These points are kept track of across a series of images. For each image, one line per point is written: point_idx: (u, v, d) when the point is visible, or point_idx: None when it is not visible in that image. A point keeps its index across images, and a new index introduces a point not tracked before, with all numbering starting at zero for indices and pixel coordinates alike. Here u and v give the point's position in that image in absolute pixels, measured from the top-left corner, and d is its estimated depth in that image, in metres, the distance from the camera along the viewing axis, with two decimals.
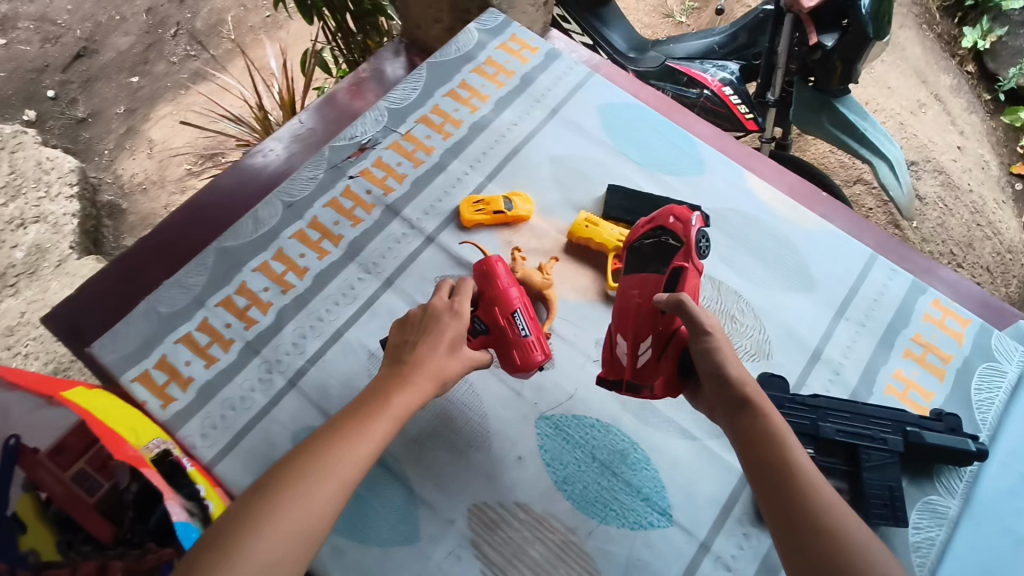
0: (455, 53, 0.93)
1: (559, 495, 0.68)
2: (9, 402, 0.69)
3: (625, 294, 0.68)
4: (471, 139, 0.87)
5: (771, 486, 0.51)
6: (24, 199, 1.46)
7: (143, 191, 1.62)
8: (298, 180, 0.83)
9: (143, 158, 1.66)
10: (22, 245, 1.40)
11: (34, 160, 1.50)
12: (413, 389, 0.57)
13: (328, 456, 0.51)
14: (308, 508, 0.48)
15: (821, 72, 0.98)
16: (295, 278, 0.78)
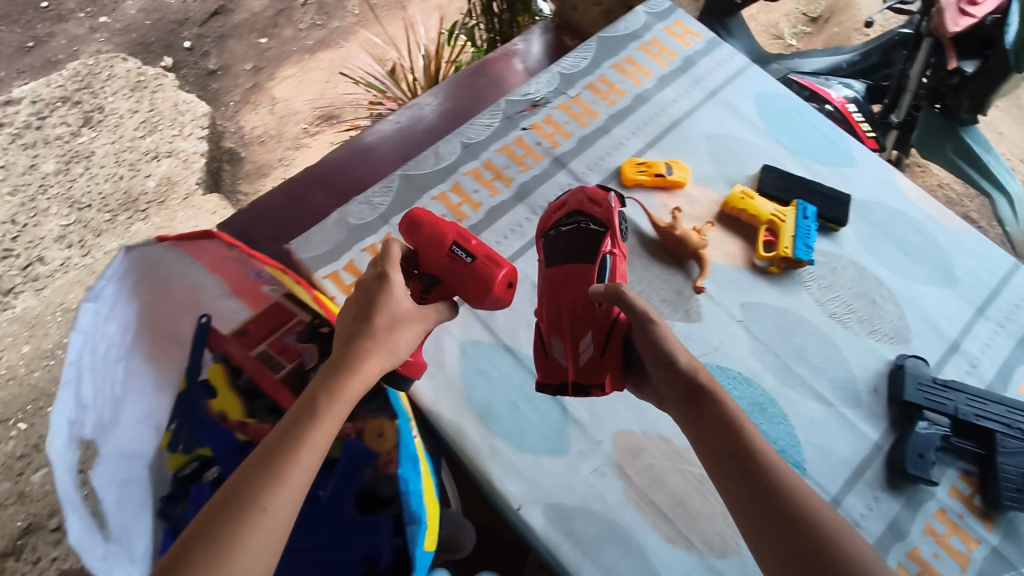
0: (623, 31, 0.98)
1: None
2: (204, 283, 0.80)
3: (555, 293, 0.70)
4: (635, 109, 0.92)
5: (737, 476, 0.50)
6: (159, 134, 1.74)
7: (262, 143, 1.87)
8: (475, 126, 0.91)
9: (264, 113, 1.94)
10: (155, 175, 1.66)
11: (171, 103, 1.80)
12: (359, 376, 0.53)
13: (269, 471, 0.47)
14: (255, 534, 0.44)
15: (951, 98, 1.01)
16: (469, 211, 0.85)
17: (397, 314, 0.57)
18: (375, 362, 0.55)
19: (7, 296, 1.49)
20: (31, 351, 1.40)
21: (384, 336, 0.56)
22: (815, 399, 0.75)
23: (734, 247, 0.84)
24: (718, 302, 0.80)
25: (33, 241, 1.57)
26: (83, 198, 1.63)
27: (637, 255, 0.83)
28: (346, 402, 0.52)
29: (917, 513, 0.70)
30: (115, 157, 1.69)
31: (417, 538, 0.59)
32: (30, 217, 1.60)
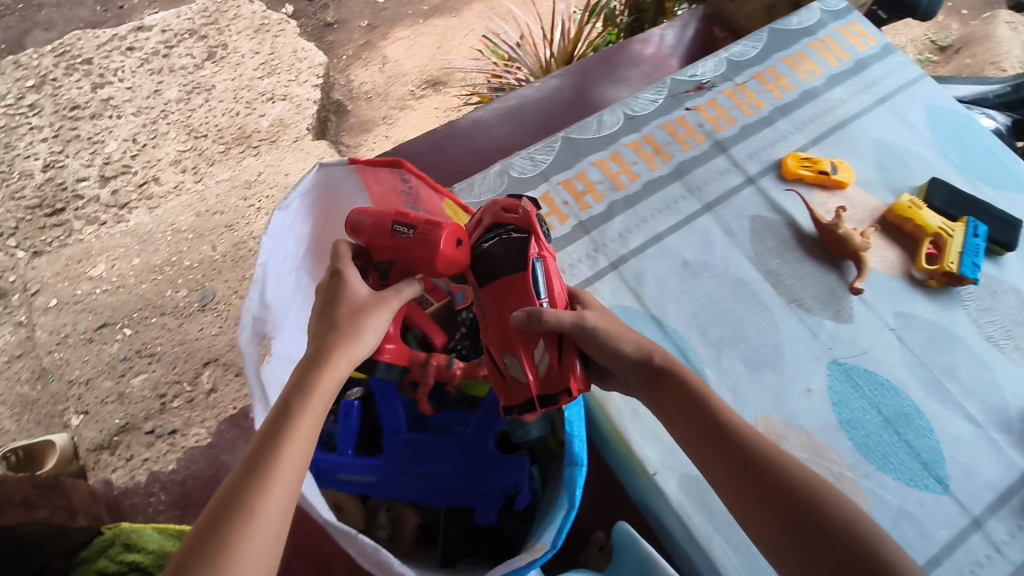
0: (796, 26, 0.98)
1: (841, 433, 0.73)
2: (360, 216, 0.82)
3: (497, 311, 0.64)
4: (802, 104, 0.92)
5: (714, 448, 0.55)
6: (276, 77, 1.77)
7: (369, 99, 2.03)
8: (639, 100, 0.92)
9: (374, 70, 2.13)
10: (268, 116, 1.67)
11: (290, 50, 1.83)
12: (328, 375, 0.56)
13: (257, 473, 0.48)
14: (253, 531, 0.45)
15: None
16: (627, 180, 0.86)
17: (356, 304, 0.60)
18: (344, 360, 0.57)
19: (121, 211, 1.52)
20: (140, 264, 1.40)
21: (348, 336, 0.58)
22: (963, 418, 0.74)
23: (892, 255, 0.83)
24: (871, 307, 0.80)
25: (150, 161, 1.59)
26: (200, 127, 1.65)
27: (793, 249, 0.83)
28: (320, 399, 0.54)
29: None
30: (233, 93, 1.72)
31: (576, 479, 0.62)
32: (149, 138, 1.62)
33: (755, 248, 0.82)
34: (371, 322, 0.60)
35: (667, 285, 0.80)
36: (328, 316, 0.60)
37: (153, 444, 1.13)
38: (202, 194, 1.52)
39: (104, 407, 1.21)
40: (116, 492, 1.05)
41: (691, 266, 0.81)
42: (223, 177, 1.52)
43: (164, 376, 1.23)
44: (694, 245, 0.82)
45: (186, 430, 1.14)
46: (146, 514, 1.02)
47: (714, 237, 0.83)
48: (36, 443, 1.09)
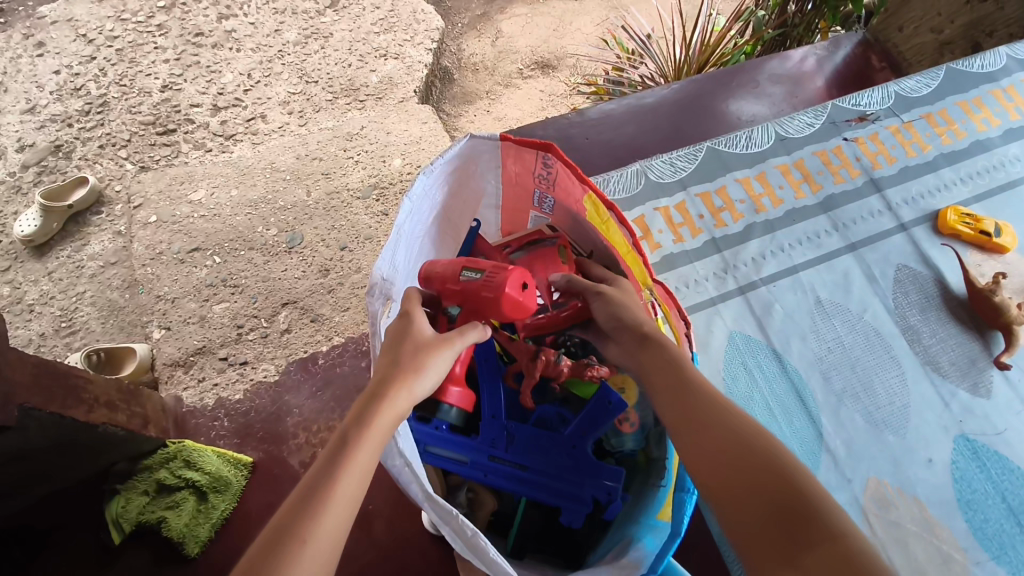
0: (977, 70, 0.93)
1: (958, 513, 0.67)
2: (487, 191, 0.79)
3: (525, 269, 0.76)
4: (972, 154, 0.86)
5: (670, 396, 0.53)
6: (393, 34, 1.75)
7: (476, 70, 1.99)
8: (795, 122, 0.89)
9: (485, 43, 2.10)
10: (378, 72, 1.67)
11: (410, 9, 1.82)
12: (390, 406, 0.51)
13: (311, 502, 0.44)
14: (300, 566, 0.41)
15: None
16: (769, 203, 0.83)
17: (419, 342, 0.56)
18: (404, 394, 0.53)
19: (227, 141, 1.52)
20: (237, 196, 1.39)
21: (408, 372, 0.54)
22: None
23: None
24: (1013, 386, 0.73)
25: (262, 99, 1.59)
26: (312, 73, 1.64)
27: (936, 306, 0.78)
28: (381, 429, 0.50)
29: None
30: (349, 45, 1.70)
31: (684, 506, 0.62)
32: (263, 76, 1.62)
33: (895, 300, 0.78)
34: (432, 351, 0.57)
35: (795, 321, 0.76)
36: (390, 351, 0.56)
37: (224, 370, 1.15)
38: (304, 138, 1.51)
39: (184, 326, 1.21)
40: (183, 410, 1.09)
41: (824, 306, 0.77)
42: (328, 125, 1.50)
43: (244, 308, 1.22)
44: (829, 283, 0.78)
45: (256, 363, 1.15)
46: (209, 436, 1.06)
47: (852, 279, 0.79)
48: (116, 348, 1.14)
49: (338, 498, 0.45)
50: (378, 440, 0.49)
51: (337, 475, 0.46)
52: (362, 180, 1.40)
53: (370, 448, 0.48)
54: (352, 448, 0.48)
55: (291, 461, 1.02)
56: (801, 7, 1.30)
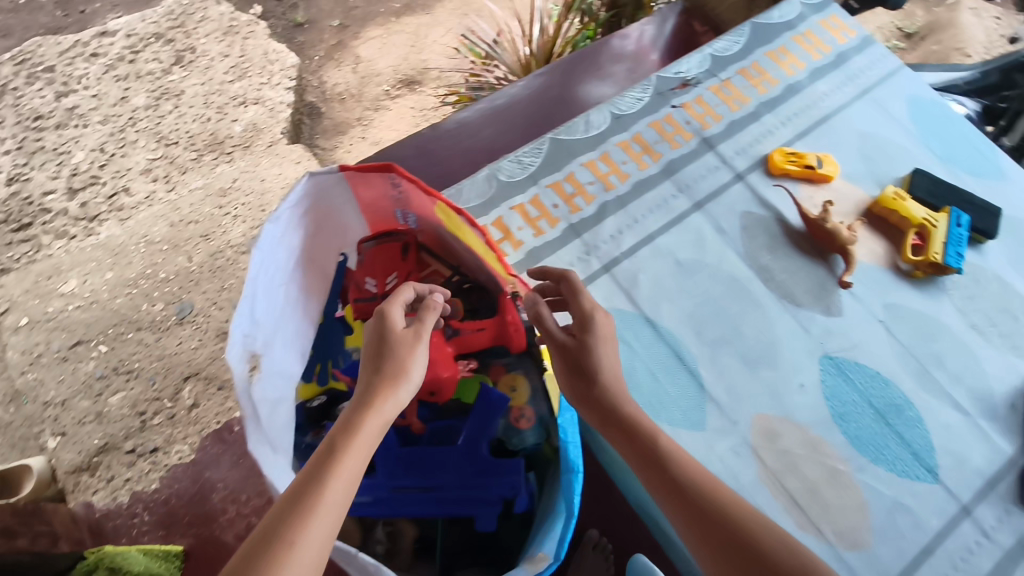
0: (778, 20, 1.00)
1: (835, 427, 0.73)
2: (350, 224, 0.81)
3: (376, 259, 0.79)
4: (786, 98, 0.94)
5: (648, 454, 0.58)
6: (247, 80, 1.71)
7: (342, 100, 1.97)
8: (626, 99, 0.92)
9: (348, 71, 2.07)
10: (241, 120, 1.62)
11: (261, 51, 1.80)
12: (376, 414, 0.53)
13: (297, 511, 0.46)
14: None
15: None
16: (617, 180, 0.85)
17: (399, 342, 0.57)
18: (391, 402, 0.54)
19: (91, 223, 1.43)
20: (114, 278, 1.32)
21: (392, 378, 0.55)
22: (952, 407, 0.76)
23: (879, 247, 0.84)
24: (859, 299, 0.80)
25: (121, 171, 1.50)
26: (170, 135, 1.57)
27: (782, 244, 0.83)
28: (369, 434, 0.52)
29: None
30: (204, 99, 1.64)
31: (572, 487, 0.59)
32: (118, 147, 1.54)
33: (745, 245, 0.83)
34: (415, 356, 0.57)
35: (661, 284, 0.79)
36: (376, 356, 0.57)
37: (134, 463, 1.08)
38: (176, 203, 1.44)
39: (81, 427, 1.13)
40: (97, 516, 1.02)
41: (683, 265, 0.81)
42: (198, 184, 1.44)
43: (144, 393, 1.16)
44: (686, 243, 0.82)
45: (168, 447, 1.10)
46: (130, 536, 0.99)
47: (705, 235, 0.83)
48: (12, 468, 1.01)
49: (325, 506, 0.46)
50: (364, 448, 0.51)
51: (325, 484, 0.47)
52: (245, 234, 1.37)
53: (358, 455, 0.50)
54: (339, 457, 0.49)
55: (225, 537, 0.97)
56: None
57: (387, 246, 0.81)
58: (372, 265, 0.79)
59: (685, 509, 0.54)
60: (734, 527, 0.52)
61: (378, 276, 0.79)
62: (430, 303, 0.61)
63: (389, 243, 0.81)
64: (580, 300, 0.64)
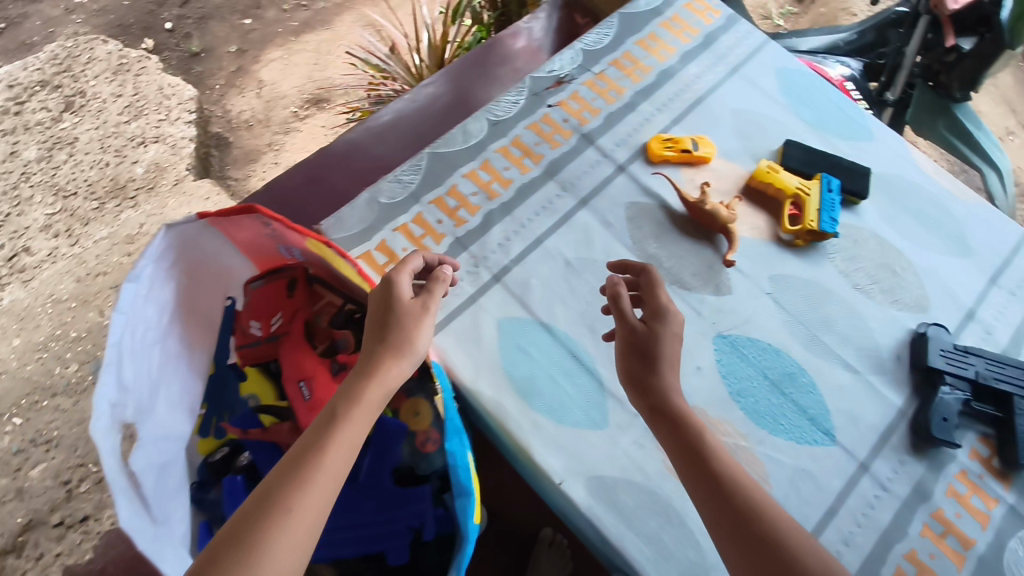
0: (644, 8, 1.01)
1: (733, 404, 0.75)
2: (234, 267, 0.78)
3: (261, 299, 0.78)
4: (660, 84, 0.94)
5: (688, 443, 0.59)
6: (144, 118, 1.60)
7: (248, 127, 1.84)
8: (502, 104, 0.91)
9: (251, 96, 1.90)
10: (141, 161, 1.53)
11: (155, 86, 1.67)
12: (377, 382, 0.57)
13: (299, 473, 0.50)
14: (286, 533, 0.47)
15: (948, 75, 1.20)
16: (499, 188, 0.85)
17: (404, 314, 0.61)
18: (393, 372, 0.58)
19: None
20: (21, 343, 1.23)
21: (394, 350, 0.59)
22: (843, 368, 0.78)
23: (760, 221, 0.86)
24: (747, 275, 0.82)
25: (19, 231, 1.42)
26: (67, 186, 1.49)
27: (669, 230, 0.84)
28: (370, 404, 0.56)
29: (940, 475, 0.74)
30: (99, 142, 1.55)
31: (467, 511, 0.58)
32: (12, 206, 1.45)
33: (632, 236, 0.83)
34: (417, 330, 0.61)
35: (553, 288, 0.80)
36: (380, 325, 0.61)
37: (64, 536, 1.05)
38: (81, 256, 1.35)
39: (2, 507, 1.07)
40: None
41: (574, 265, 0.81)
42: (102, 235, 1.37)
43: (67, 461, 1.11)
44: (573, 243, 0.82)
45: (99, 514, 1.08)
46: None
47: (592, 231, 0.84)
48: None
49: (326, 472, 0.51)
50: (365, 416, 0.55)
51: (326, 450, 0.52)
52: None
53: (358, 423, 0.55)
54: (340, 425, 0.54)
55: None
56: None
57: (272, 284, 0.78)
58: (259, 305, 0.78)
59: (722, 503, 0.55)
60: (764, 522, 0.53)
61: (264, 318, 0.78)
62: (438, 277, 0.65)
63: (275, 278, 0.79)
64: (658, 295, 0.66)
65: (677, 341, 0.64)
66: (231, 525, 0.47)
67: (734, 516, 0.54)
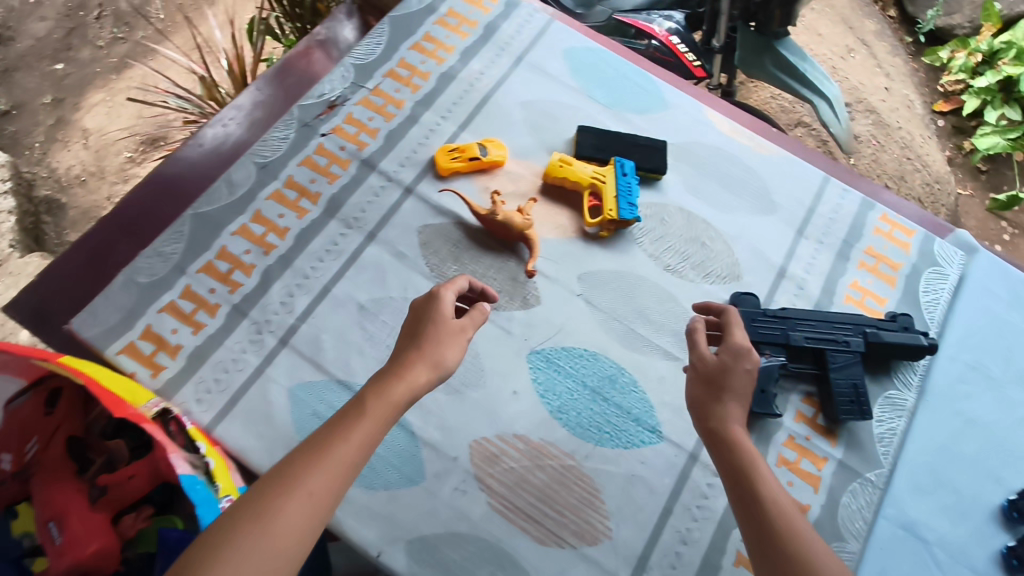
0: (416, 6, 0.93)
1: (555, 424, 0.71)
2: None
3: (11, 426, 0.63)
4: (441, 89, 0.88)
5: (732, 459, 0.57)
6: None
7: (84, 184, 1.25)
8: (269, 142, 0.82)
9: (79, 149, 1.27)
10: None
11: None
12: (402, 379, 0.55)
13: (318, 451, 0.50)
14: (291, 507, 0.46)
15: (762, 15, 1.05)
16: (276, 239, 0.77)
17: (441, 321, 0.59)
18: (423, 369, 0.56)
19: None
20: None
21: (424, 348, 0.57)
22: (662, 356, 0.76)
23: (563, 218, 0.82)
24: (554, 280, 0.78)
25: None
26: None
27: (467, 248, 0.79)
28: (393, 404, 0.54)
29: (770, 446, 0.73)
30: None
31: None
32: None
33: (429, 263, 0.77)
34: (450, 342, 0.58)
35: (347, 339, 0.73)
36: (415, 323, 0.59)
37: None
38: None
39: None
40: None
41: (368, 309, 0.74)
42: None
43: None
44: (365, 283, 0.76)
45: None
46: None
47: (384, 265, 0.77)
48: None
49: (343, 457, 0.50)
50: (392, 410, 0.54)
51: (347, 435, 0.51)
52: None
53: (383, 413, 0.53)
54: (363, 410, 0.52)
55: None
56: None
57: (24, 402, 0.64)
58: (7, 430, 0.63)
59: (761, 516, 0.53)
60: (791, 540, 0.51)
61: (16, 448, 0.64)
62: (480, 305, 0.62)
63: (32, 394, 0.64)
64: (735, 335, 0.64)
65: (750, 378, 0.61)
66: (248, 495, 0.47)
67: (771, 532, 0.52)
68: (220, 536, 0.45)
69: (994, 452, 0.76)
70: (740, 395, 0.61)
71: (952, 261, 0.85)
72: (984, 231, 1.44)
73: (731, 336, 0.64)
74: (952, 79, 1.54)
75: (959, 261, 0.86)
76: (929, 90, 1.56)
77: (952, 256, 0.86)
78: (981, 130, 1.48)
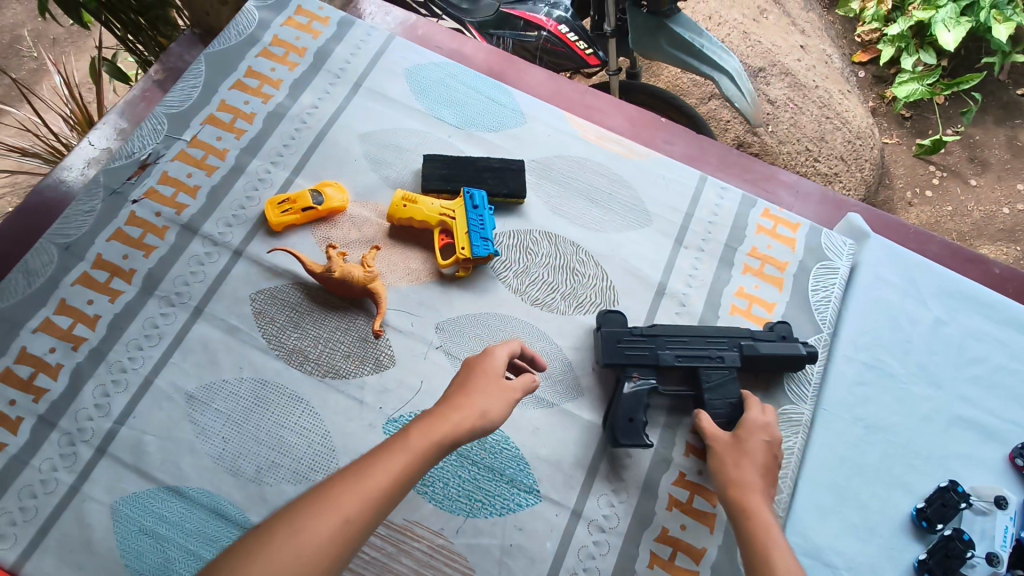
0: (235, 39, 0.84)
1: (419, 499, 0.64)
2: None
3: None
4: (269, 131, 0.79)
5: (745, 526, 0.58)
6: None
7: None
8: (71, 219, 0.72)
9: None
10: None
11: None
12: (444, 420, 0.53)
13: (355, 473, 0.48)
14: (319, 521, 0.45)
15: None
16: (85, 331, 0.68)
17: (489, 374, 0.58)
18: (464, 419, 0.54)
19: None
20: None
21: (465, 394, 0.56)
22: (535, 405, 0.69)
23: (415, 262, 0.74)
24: (407, 334, 0.70)
25: None
26: None
27: (309, 312, 0.71)
28: (433, 445, 0.51)
29: (659, 489, 0.67)
30: None
31: None
32: None
33: (265, 334, 0.69)
34: (496, 395, 0.57)
35: (176, 437, 0.64)
36: (465, 374, 0.58)
37: None
38: None
39: None
40: None
41: (197, 398, 0.66)
42: None
43: None
44: (192, 369, 0.67)
45: None
46: None
47: (214, 345, 0.68)
48: None
49: (377, 481, 0.48)
50: (432, 452, 0.51)
51: (382, 462, 0.49)
52: None
53: (422, 445, 0.51)
54: (405, 439, 0.51)
55: None
56: (122, 18, 0.94)
57: None
58: None
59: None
60: None
61: None
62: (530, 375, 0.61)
63: None
64: (750, 411, 0.65)
65: (768, 450, 0.63)
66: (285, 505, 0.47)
67: None
68: (248, 550, 0.43)
69: (898, 457, 0.71)
70: (760, 462, 0.62)
71: (841, 253, 0.79)
72: (912, 180, 1.36)
73: (747, 411, 0.66)
74: (867, 29, 1.49)
75: (848, 252, 0.80)
76: (847, 41, 1.50)
77: (841, 247, 0.80)
78: (900, 78, 1.42)
